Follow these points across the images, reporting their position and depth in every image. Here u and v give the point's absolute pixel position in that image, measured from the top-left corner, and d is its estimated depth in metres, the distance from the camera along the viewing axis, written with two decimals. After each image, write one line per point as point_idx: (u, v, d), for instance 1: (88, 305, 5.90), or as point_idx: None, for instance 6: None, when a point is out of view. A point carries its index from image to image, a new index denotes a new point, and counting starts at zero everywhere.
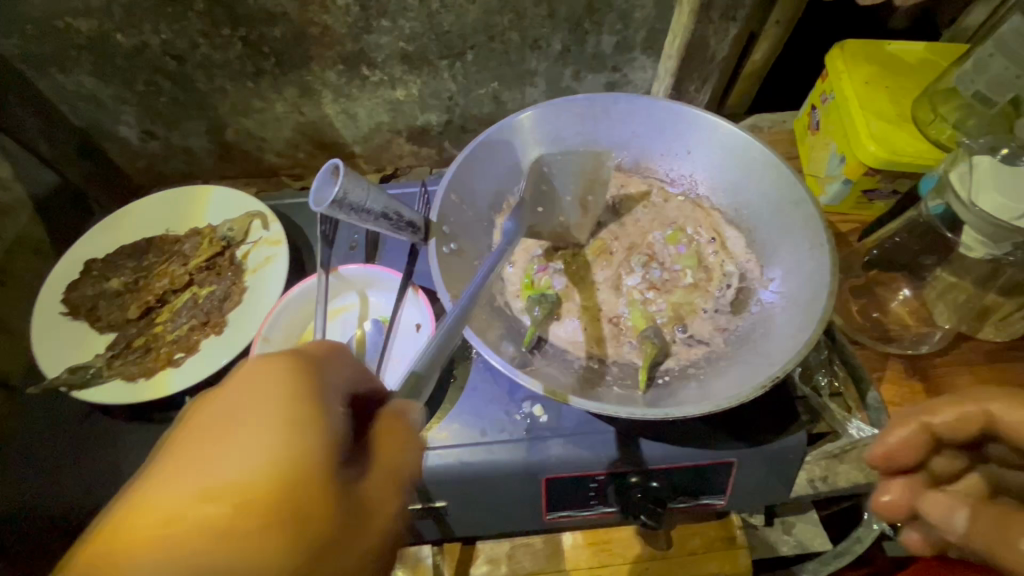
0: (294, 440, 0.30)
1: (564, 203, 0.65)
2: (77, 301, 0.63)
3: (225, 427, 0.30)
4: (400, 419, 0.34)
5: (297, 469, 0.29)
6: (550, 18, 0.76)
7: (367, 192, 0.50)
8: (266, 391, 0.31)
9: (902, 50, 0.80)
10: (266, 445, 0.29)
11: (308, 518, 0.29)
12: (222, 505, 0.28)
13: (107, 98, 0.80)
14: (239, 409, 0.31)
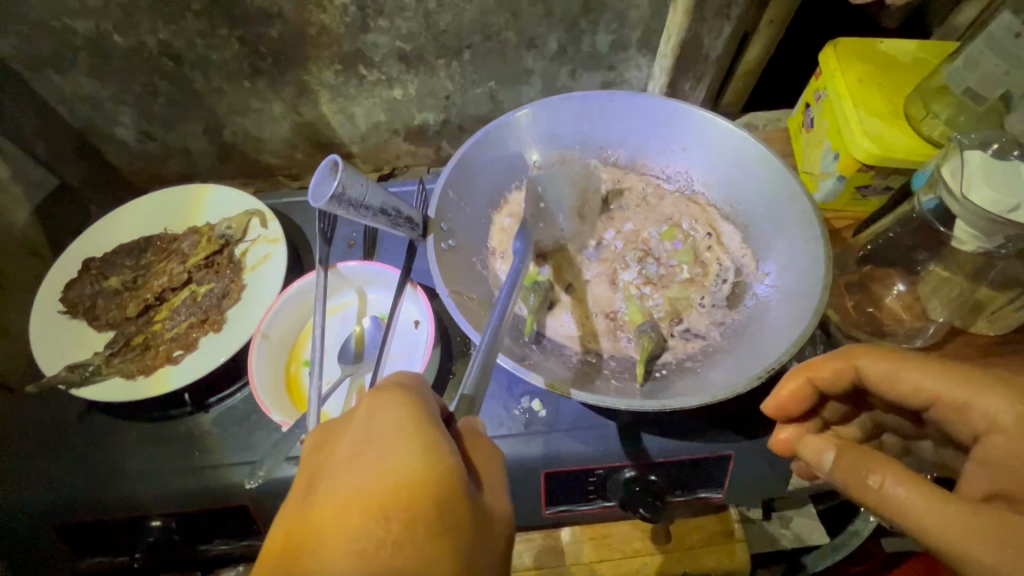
0: (422, 455, 0.36)
1: (561, 219, 0.67)
2: (76, 299, 0.63)
3: (362, 456, 0.36)
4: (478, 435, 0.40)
5: (428, 476, 0.35)
6: (546, 17, 0.77)
7: (364, 188, 0.50)
8: (388, 420, 0.37)
9: (894, 48, 0.81)
10: (402, 460, 0.35)
11: (445, 519, 0.34)
12: (381, 513, 0.33)
13: (105, 98, 0.80)
14: (370, 438, 0.37)
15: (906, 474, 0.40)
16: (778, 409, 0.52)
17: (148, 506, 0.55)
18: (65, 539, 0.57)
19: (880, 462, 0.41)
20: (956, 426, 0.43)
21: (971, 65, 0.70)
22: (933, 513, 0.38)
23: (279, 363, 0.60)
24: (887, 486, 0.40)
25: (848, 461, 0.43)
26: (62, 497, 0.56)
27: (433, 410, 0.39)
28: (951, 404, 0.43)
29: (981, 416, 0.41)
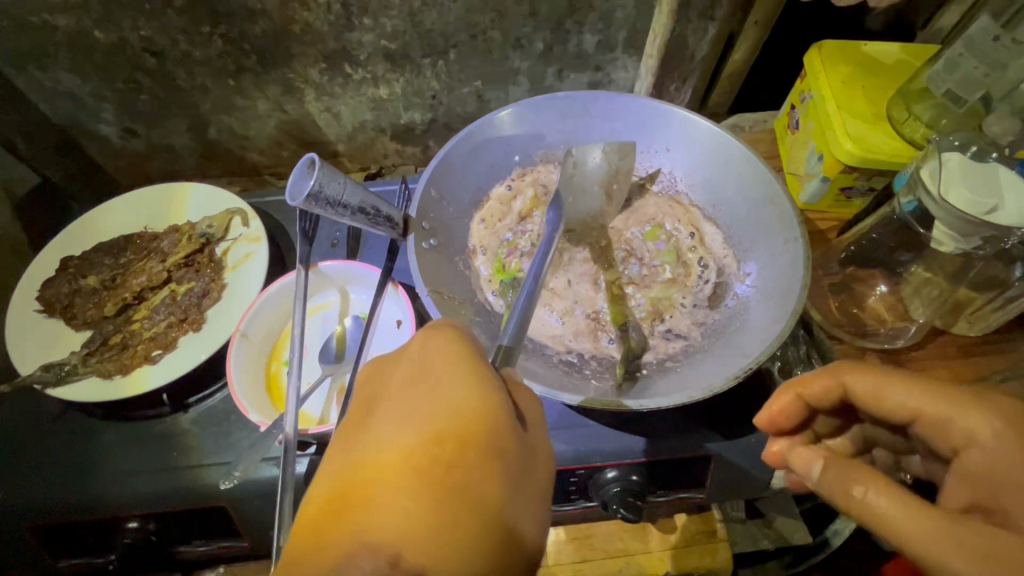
0: (472, 390, 0.38)
1: (591, 194, 0.66)
2: (51, 298, 0.62)
3: (421, 387, 0.39)
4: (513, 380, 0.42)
5: (475, 413, 0.37)
6: (531, 16, 0.77)
7: (342, 187, 0.50)
8: (441, 356, 0.40)
9: (877, 51, 0.81)
10: (455, 393, 0.38)
11: (488, 453, 0.36)
12: (430, 436, 0.36)
13: (87, 95, 0.80)
14: (422, 372, 0.39)
15: (888, 485, 0.39)
16: (769, 422, 0.53)
17: (123, 507, 0.54)
18: (40, 541, 0.56)
19: (864, 471, 0.40)
20: (937, 440, 0.44)
21: (950, 67, 0.71)
22: (915, 523, 0.37)
23: (259, 363, 0.59)
24: (869, 496, 0.39)
25: (832, 472, 0.42)
26: (38, 497, 0.56)
27: (482, 350, 0.41)
28: (933, 420, 0.43)
29: (965, 433, 0.42)
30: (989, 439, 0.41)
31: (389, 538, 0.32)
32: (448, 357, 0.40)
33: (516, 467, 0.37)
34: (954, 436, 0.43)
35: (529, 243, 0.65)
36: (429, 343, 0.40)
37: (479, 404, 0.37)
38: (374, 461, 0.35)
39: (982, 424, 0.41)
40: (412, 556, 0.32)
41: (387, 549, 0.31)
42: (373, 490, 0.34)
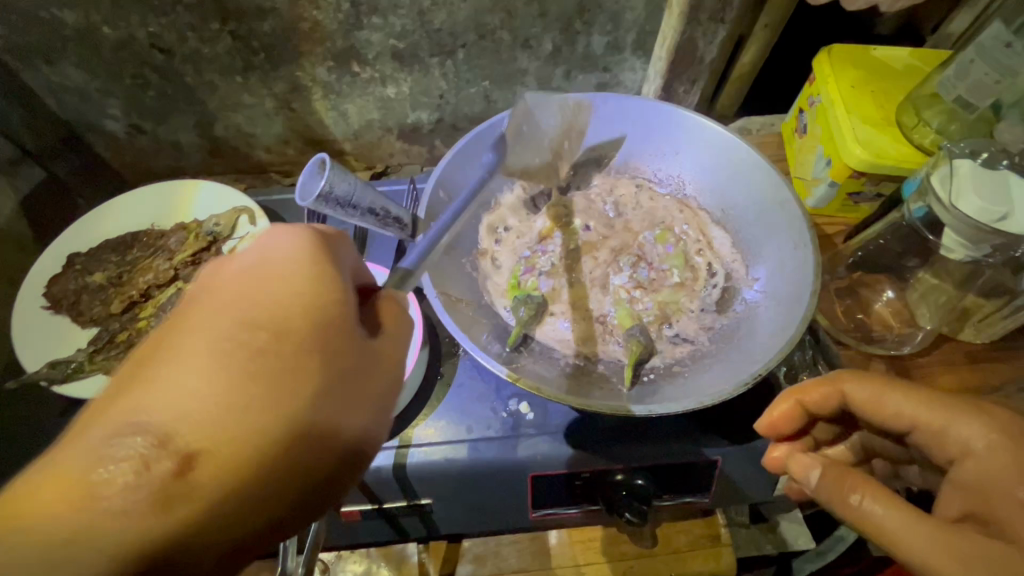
0: (308, 289, 0.36)
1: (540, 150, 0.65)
2: (59, 295, 0.62)
3: (246, 276, 0.37)
4: (396, 304, 0.41)
5: (303, 313, 0.36)
6: (541, 17, 0.76)
7: (353, 187, 0.49)
8: (286, 254, 0.37)
9: (887, 55, 0.81)
10: (284, 293, 0.36)
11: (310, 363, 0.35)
12: (249, 335, 0.34)
13: (94, 90, 0.79)
14: (263, 274, 0.37)
15: (881, 492, 0.41)
16: (768, 429, 0.53)
17: None
18: None
19: (860, 480, 0.42)
20: (936, 449, 0.45)
21: (962, 73, 0.70)
22: (906, 529, 0.39)
23: None
24: (864, 503, 0.41)
25: (830, 479, 0.44)
26: None
27: (341, 268, 0.39)
28: (930, 429, 0.45)
29: (959, 442, 0.43)
30: (982, 447, 0.42)
31: (165, 432, 0.31)
32: (284, 256, 0.37)
33: (340, 386, 0.36)
34: (951, 446, 0.44)
35: (549, 263, 0.64)
36: (267, 239, 0.38)
37: (314, 308, 0.36)
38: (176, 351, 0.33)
39: (977, 434, 0.43)
40: (193, 455, 0.31)
41: (161, 439, 0.31)
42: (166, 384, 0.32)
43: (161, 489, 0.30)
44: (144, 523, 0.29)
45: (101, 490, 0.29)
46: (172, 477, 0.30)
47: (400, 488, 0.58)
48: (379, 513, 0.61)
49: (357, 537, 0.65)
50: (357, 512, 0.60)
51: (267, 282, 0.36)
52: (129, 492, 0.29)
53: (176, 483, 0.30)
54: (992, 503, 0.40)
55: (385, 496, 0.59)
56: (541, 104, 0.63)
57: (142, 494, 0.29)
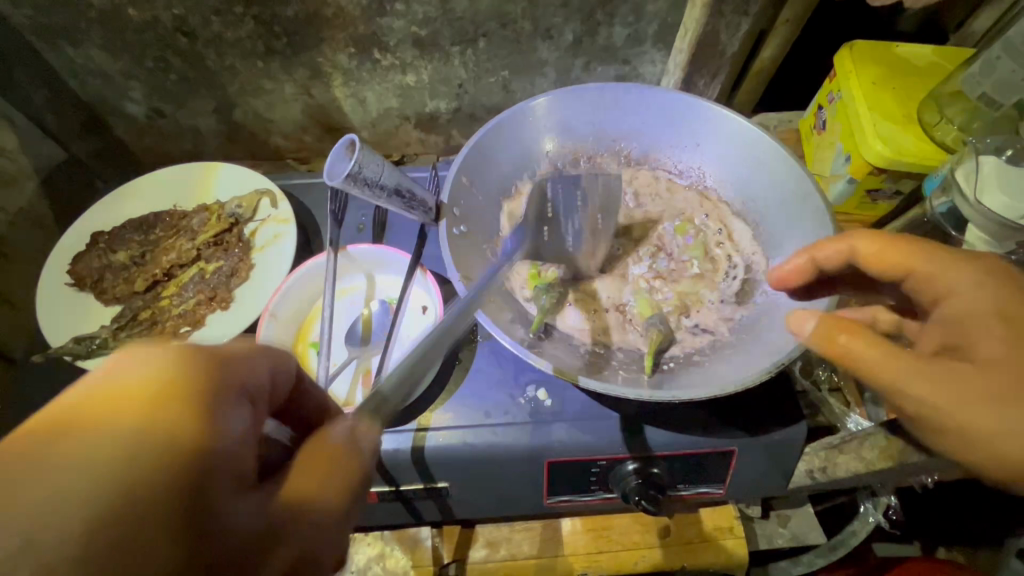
0: (172, 446, 0.25)
1: (569, 235, 0.62)
2: (83, 272, 0.62)
3: (67, 420, 0.25)
4: (330, 446, 0.30)
5: (176, 467, 0.25)
6: (563, 7, 0.76)
7: (381, 168, 0.50)
8: (156, 374, 0.28)
9: (910, 52, 0.81)
10: (128, 453, 0.25)
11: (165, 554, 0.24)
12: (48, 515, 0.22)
13: (117, 72, 0.80)
14: (101, 409, 0.26)
15: (867, 334, 0.44)
16: (779, 284, 0.54)
17: None
18: None
19: (853, 326, 0.44)
20: (921, 293, 0.49)
21: (987, 71, 0.70)
22: (884, 361, 0.43)
23: (287, 343, 0.60)
24: (851, 344, 0.44)
25: (830, 326, 0.45)
26: None
27: (259, 379, 0.31)
28: (924, 273, 0.48)
29: (946, 285, 0.47)
30: (966, 287, 0.46)
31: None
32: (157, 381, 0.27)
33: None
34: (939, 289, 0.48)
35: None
36: (121, 367, 0.27)
37: (169, 476, 0.25)
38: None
39: (967, 279, 0.46)
40: None
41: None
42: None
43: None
44: None
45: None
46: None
47: (417, 471, 0.58)
48: (394, 496, 0.61)
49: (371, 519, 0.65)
50: (374, 494, 0.61)
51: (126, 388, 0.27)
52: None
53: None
54: (967, 336, 0.45)
55: (401, 478, 0.59)
56: (569, 179, 0.62)
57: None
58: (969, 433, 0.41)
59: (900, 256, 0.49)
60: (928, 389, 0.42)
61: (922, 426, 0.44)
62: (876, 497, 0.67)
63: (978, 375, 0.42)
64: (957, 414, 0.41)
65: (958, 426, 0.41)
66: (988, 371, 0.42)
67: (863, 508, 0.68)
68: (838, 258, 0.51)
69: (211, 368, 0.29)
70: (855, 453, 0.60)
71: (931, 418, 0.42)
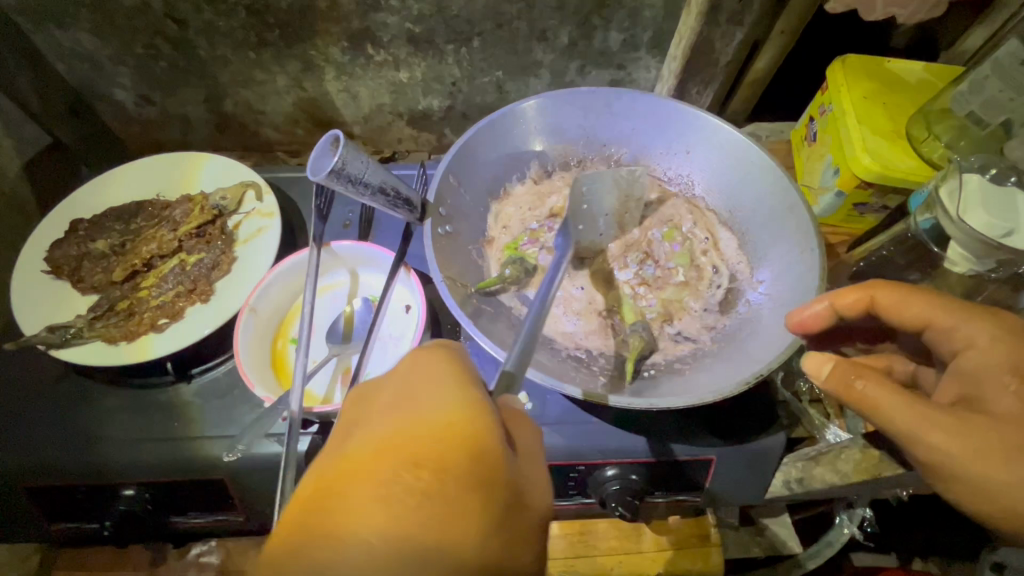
0: (462, 420, 0.37)
1: (600, 223, 0.64)
2: (60, 260, 0.61)
3: (397, 420, 0.37)
4: (514, 409, 0.42)
5: (463, 437, 0.36)
6: (559, 10, 0.76)
7: (365, 165, 0.49)
8: (431, 378, 0.40)
9: (900, 68, 0.81)
10: (436, 428, 0.37)
11: (483, 483, 0.36)
12: (421, 471, 0.35)
13: (105, 58, 0.79)
14: (409, 410, 0.38)
15: (885, 379, 0.44)
16: (797, 328, 0.51)
17: (123, 473, 0.55)
18: (37, 502, 0.57)
19: (872, 372, 0.45)
20: (938, 344, 0.49)
21: (975, 90, 0.71)
22: (901, 409, 0.43)
23: (266, 339, 0.59)
24: (869, 389, 0.44)
25: (853, 372, 0.45)
26: (37, 458, 0.55)
27: (477, 378, 0.42)
28: (944, 327, 0.48)
29: (962, 338, 0.48)
30: (983, 343, 0.47)
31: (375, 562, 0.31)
32: (436, 383, 0.40)
33: (502, 513, 0.36)
34: (956, 339, 0.48)
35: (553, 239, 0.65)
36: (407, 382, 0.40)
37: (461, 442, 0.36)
38: (359, 490, 0.33)
39: (985, 335, 0.47)
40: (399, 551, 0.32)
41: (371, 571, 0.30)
42: (356, 521, 0.32)
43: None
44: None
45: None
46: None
47: None
48: None
49: None
50: None
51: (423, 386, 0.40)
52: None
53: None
54: (982, 389, 0.46)
55: None
56: (597, 178, 0.61)
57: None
58: (975, 479, 0.43)
59: (925, 307, 0.49)
60: (944, 439, 0.43)
61: (930, 471, 0.44)
62: (852, 509, 0.67)
63: (987, 429, 0.43)
64: (971, 463, 0.42)
65: (968, 476, 0.42)
66: (1000, 425, 0.43)
67: (837, 519, 0.68)
68: (858, 305, 0.50)
69: (456, 368, 0.41)
70: (830, 465, 0.61)
71: (943, 466, 0.43)
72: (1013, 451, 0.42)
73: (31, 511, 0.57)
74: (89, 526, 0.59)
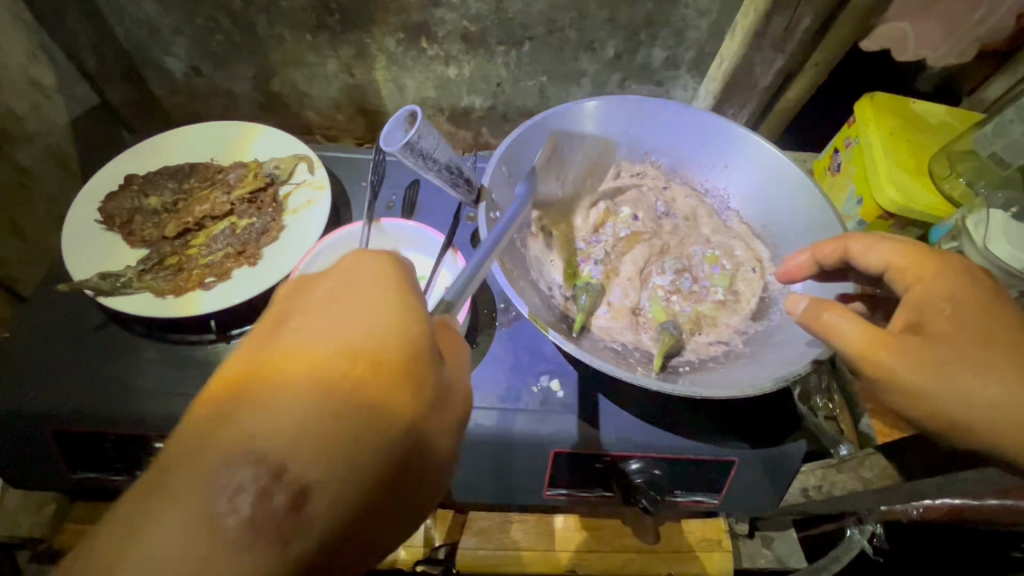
0: (395, 325, 0.37)
1: (567, 188, 0.69)
2: (113, 212, 0.63)
3: (333, 325, 0.37)
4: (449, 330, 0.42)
5: (397, 350, 0.36)
6: (609, 22, 0.79)
7: (435, 142, 0.54)
8: (370, 279, 0.39)
9: (925, 109, 0.85)
10: (383, 321, 0.37)
11: (408, 384, 0.36)
12: (343, 371, 0.35)
13: (165, 26, 0.80)
14: (354, 292, 0.39)
15: (847, 310, 0.48)
16: (787, 276, 0.59)
17: (157, 426, 0.55)
18: (62, 449, 0.56)
19: (834, 305, 0.48)
20: (895, 285, 0.52)
21: (1000, 131, 0.75)
22: (854, 332, 0.46)
23: None
24: (834, 320, 0.47)
25: (821, 304, 0.48)
26: (70, 405, 0.55)
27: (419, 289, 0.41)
28: (899, 266, 0.51)
29: (918, 276, 0.50)
30: (932, 277, 0.49)
31: (280, 461, 0.31)
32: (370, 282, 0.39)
33: (434, 403, 0.37)
34: (909, 274, 0.51)
35: (603, 252, 0.67)
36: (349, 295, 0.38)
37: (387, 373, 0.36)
38: (274, 386, 0.34)
39: (934, 269, 0.50)
40: (305, 491, 0.32)
41: (274, 468, 0.31)
42: (268, 402, 0.33)
43: (281, 516, 0.31)
44: (254, 548, 0.30)
45: (224, 524, 0.29)
46: (288, 510, 0.31)
47: None
48: None
49: None
50: None
51: (353, 282, 0.39)
52: (245, 533, 0.30)
53: (291, 516, 0.31)
54: (925, 316, 0.48)
55: None
56: (572, 141, 0.69)
57: (255, 534, 0.30)
58: (913, 387, 0.45)
59: (887, 250, 0.52)
60: (890, 357, 0.46)
61: (879, 386, 0.47)
62: (862, 524, 0.68)
63: (926, 346, 0.46)
64: (913, 376, 0.45)
65: (909, 388, 0.45)
66: (935, 342, 0.46)
67: (848, 533, 0.69)
68: (835, 257, 0.55)
69: (396, 273, 0.40)
70: (854, 472, 0.63)
71: (916, 400, 0.46)
72: (946, 365, 0.45)
73: (54, 459, 0.57)
74: (111, 479, 0.58)
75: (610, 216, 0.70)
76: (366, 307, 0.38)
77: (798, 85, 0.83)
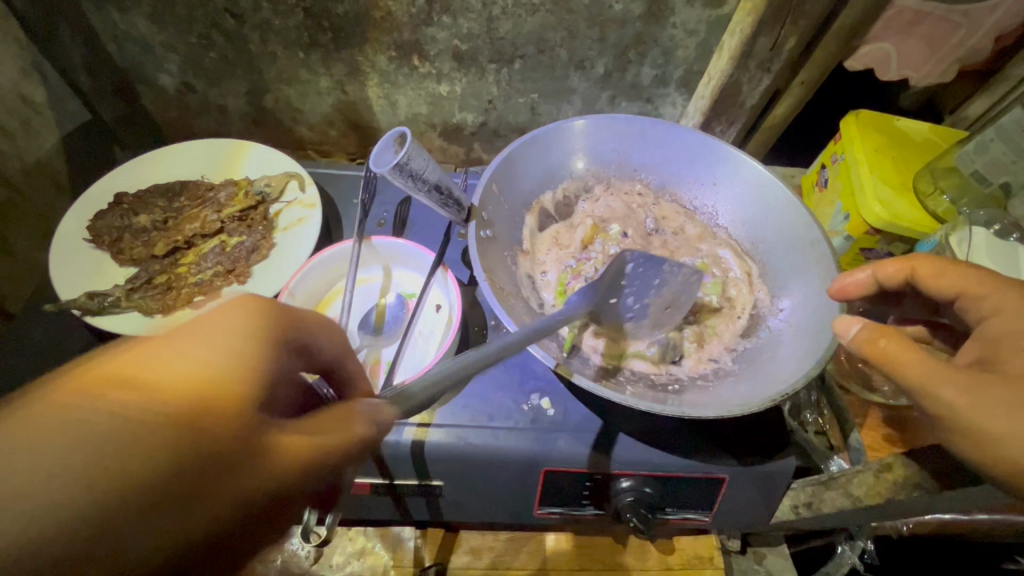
0: (228, 349, 0.33)
1: (633, 302, 0.59)
2: (101, 230, 0.62)
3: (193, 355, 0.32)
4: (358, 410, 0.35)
5: (221, 383, 0.32)
6: (599, 41, 0.81)
7: (425, 163, 0.54)
8: (238, 323, 0.35)
9: (909, 127, 0.87)
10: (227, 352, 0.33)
11: (224, 432, 0.31)
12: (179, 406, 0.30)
13: (157, 43, 0.80)
14: (223, 323, 0.34)
15: (909, 339, 0.47)
16: (839, 296, 0.56)
17: None
18: None
19: (896, 331, 0.47)
20: (968, 312, 0.52)
21: (980, 150, 0.75)
22: (918, 362, 0.46)
23: None
24: (893, 344, 0.47)
25: (882, 328, 0.47)
26: None
27: (285, 337, 0.36)
28: (974, 295, 0.51)
29: (991, 306, 0.50)
30: (1006, 312, 0.49)
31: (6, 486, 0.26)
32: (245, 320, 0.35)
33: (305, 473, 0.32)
34: (984, 308, 0.51)
35: (594, 270, 0.65)
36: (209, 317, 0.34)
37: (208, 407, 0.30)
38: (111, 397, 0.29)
39: (1012, 303, 0.49)
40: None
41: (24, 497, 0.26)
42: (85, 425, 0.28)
43: None
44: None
45: None
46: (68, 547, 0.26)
47: (415, 467, 0.58)
48: (388, 490, 0.61)
49: (363, 513, 0.65)
50: (367, 485, 0.60)
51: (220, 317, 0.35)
52: None
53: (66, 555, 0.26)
54: (999, 352, 0.47)
55: (398, 472, 0.59)
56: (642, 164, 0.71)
57: None
58: (980, 428, 0.43)
59: (955, 278, 0.53)
60: (955, 394, 0.44)
61: (938, 425, 0.46)
62: (853, 540, 0.68)
63: (997, 382, 0.44)
64: (977, 415, 0.44)
65: (971, 426, 0.44)
66: (1010, 381, 0.44)
67: (838, 548, 0.69)
68: (900, 275, 0.56)
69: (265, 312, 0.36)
70: (842, 489, 0.61)
71: (984, 444, 0.44)
72: (1021, 406, 0.43)
73: None
74: None
75: (599, 234, 0.69)
76: (224, 340, 0.33)
77: (783, 103, 0.84)
